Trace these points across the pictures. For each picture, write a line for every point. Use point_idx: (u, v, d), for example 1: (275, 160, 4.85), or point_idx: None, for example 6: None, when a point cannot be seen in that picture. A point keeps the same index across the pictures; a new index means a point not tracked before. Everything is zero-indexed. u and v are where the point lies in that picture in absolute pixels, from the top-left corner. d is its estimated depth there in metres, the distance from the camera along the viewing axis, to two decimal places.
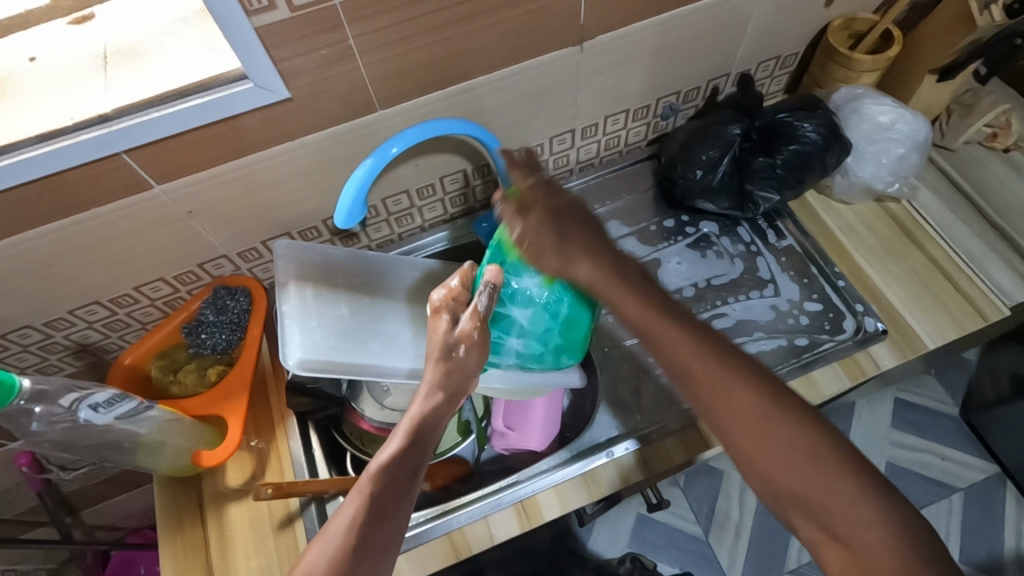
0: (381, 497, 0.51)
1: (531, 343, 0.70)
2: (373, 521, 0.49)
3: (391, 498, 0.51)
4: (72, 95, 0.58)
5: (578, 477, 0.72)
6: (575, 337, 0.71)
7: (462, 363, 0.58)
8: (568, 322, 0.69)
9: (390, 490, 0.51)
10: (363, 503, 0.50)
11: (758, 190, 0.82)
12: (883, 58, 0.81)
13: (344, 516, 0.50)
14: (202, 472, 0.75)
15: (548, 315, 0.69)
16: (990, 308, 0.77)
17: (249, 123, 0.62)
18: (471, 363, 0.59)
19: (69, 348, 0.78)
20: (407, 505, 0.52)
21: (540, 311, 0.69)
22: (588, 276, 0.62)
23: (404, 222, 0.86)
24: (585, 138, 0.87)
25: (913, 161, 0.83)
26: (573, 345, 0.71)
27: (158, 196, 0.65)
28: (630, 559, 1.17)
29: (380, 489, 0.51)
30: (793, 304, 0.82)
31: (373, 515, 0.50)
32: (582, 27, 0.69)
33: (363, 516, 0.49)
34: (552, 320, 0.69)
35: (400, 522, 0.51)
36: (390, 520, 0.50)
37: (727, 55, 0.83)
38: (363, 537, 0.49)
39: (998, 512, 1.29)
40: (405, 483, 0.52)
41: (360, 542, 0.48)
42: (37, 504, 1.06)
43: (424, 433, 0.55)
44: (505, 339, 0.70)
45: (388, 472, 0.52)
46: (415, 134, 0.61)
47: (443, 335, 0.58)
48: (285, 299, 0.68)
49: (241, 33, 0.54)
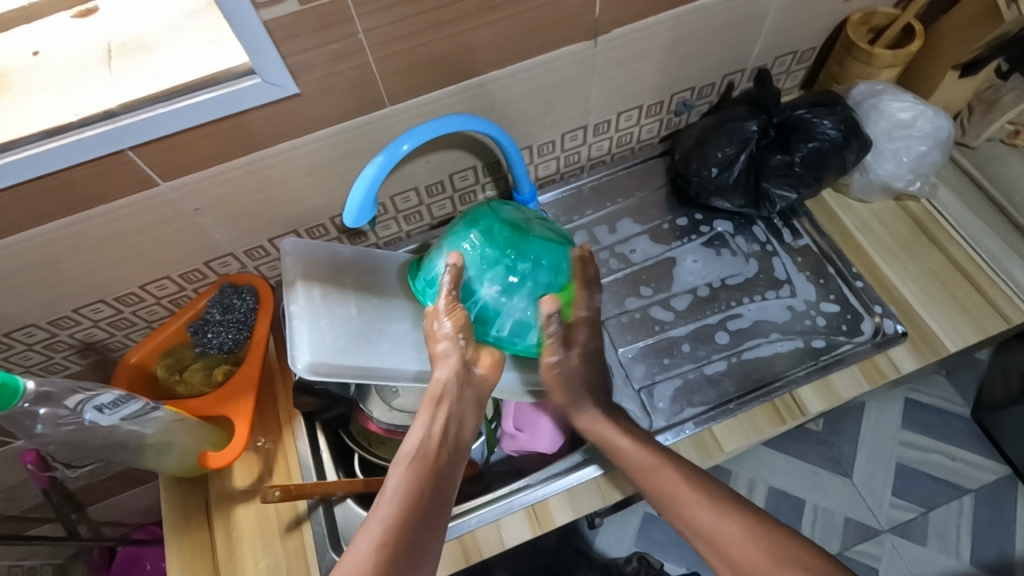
0: (417, 498, 0.50)
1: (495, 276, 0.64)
2: (404, 530, 0.48)
3: (422, 504, 0.50)
4: (77, 90, 0.56)
5: (590, 481, 0.71)
6: (518, 246, 0.65)
7: (473, 362, 0.57)
8: (504, 238, 0.65)
9: (425, 493, 0.51)
10: (398, 510, 0.49)
11: (774, 188, 0.80)
12: (904, 53, 0.79)
13: (370, 531, 0.48)
14: (209, 473, 0.74)
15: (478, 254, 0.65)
16: (1013, 311, 0.75)
17: (257, 118, 0.60)
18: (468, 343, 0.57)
19: (74, 347, 0.77)
20: (443, 503, 0.51)
21: (472, 256, 0.65)
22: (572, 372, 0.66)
23: (413, 219, 0.85)
24: (596, 134, 0.86)
25: (934, 159, 0.81)
26: (538, 256, 0.65)
27: (163, 194, 0.63)
28: (637, 557, 1.17)
29: (408, 497, 0.50)
30: (809, 305, 0.81)
31: (412, 518, 0.49)
32: (597, 21, 0.67)
33: (394, 527, 0.48)
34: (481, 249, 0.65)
35: (434, 528, 0.50)
36: (429, 522, 0.50)
37: (742, 50, 0.81)
38: (395, 548, 0.47)
39: (1009, 514, 1.28)
40: (433, 489, 0.51)
41: (392, 553, 0.47)
42: (42, 501, 1.05)
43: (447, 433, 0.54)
44: (480, 300, 0.64)
45: (413, 480, 0.51)
46: (425, 132, 0.60)
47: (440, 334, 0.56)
48: (293, 299, 0.67)
49: (249, 27, 0.52)
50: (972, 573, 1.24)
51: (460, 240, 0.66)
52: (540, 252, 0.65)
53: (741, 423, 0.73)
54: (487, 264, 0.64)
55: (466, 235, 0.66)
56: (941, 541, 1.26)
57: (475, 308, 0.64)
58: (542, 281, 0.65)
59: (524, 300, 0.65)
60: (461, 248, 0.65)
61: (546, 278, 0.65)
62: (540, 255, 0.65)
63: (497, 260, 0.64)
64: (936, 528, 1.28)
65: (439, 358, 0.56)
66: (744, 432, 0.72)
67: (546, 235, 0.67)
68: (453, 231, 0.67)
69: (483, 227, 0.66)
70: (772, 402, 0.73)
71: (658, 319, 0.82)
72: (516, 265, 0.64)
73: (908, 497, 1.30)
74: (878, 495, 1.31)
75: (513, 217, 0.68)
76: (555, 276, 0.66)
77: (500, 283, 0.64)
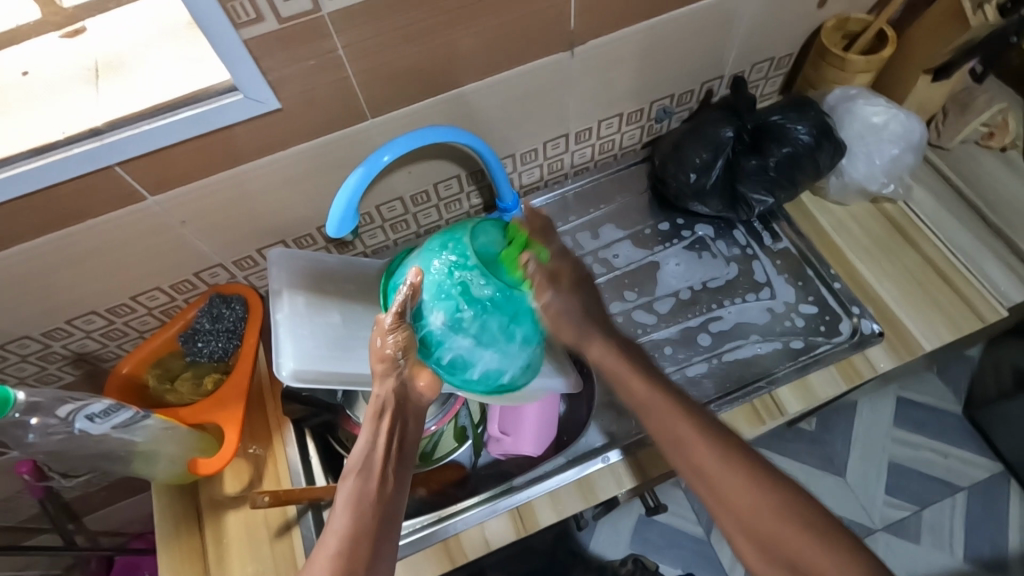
0: (361, 515, 0.50)
1: (450, 308, 0.60)
2: (355, 542, 0.49)
3: (367, 519, 0.50)
4: (64, 108, 0.58)
5: (573, 483, 0.72)
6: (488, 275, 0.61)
7: (412, 381, 0.57)
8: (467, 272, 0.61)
9: (370, 509, 0.51)
10: (343, 526, 0.50)
11: (750, 192, 0.82)
12: (876, 59, 0.81)
13: (322, 545, 0.49)
14: (199, 481, 0.76)
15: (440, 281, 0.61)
16: (987, 309, 0.77)
17: (241, 133, 0.62)
18: (405, 360, 0.56)
19: (67, 358, 0.79)
20: (391, 516, 0.52)
21: (433, 281, 0.61)
22: (599, 353, 0.63)
23: (399, 228, 0.86)
24: (577, 142, 0.87)
25: (907, 162, 0.83)
26: (496, 302, 0.61)
27: (151, 207, 0.65)
28: (631, 560, 1.19)
29: (355, 514, 0.50)
30: (788, 306, 0.82)
31: (356, 534, 0.49)
32: (572, 32, 0.69)
33: (345, 540, 0.49)
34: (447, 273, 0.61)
35: (386, 536, 0.51)
36: (376, 536, 0.50)
37: (717, 58, 0.83)
38: (345, 563, 0.48)
39: (1001, 510, 1.29)
40: (382, 500, 0.52)
41: (345, 568, 0.47)
42: (40, 511, 1.06)
43: (392, 444, 0.55)
44: (428, 327, 0.60)
45: (360, 491, 0.52)
46: (406, 142, 0.62)
47: (376, 351, 0.55)
48: (278, 308, 0.68)
49: (229, 46, 0.54)
50: (966, 569, 1.25)
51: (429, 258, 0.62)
52: (500, 300, 0.61)
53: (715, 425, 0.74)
54: (442, 295, 0.60)
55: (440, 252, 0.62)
56: (935, 539, 1.27)
57: (421, 331, 0.60)
58: (494, 326, 0.61)
59: (472, 338, 0.60)
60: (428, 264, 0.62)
61: (503, 325, 0.61)
62: (500, 298, 0.61)
63: (455, 292, 0.60)
64: (930, 525, 1.28)
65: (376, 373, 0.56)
66: None
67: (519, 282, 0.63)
68: (428, 248, 0.64)
69: (455, 251, 0.62)
70: (751, 403, 0.75)
71: (640, 322, 0.84)
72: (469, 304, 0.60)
73: (901, 495, 1.31)
74: (872, 494, 1.32)
75: (490, 246, 0.64)
76: (512, 324, 0.62)
77: (449, 317, 0.60)
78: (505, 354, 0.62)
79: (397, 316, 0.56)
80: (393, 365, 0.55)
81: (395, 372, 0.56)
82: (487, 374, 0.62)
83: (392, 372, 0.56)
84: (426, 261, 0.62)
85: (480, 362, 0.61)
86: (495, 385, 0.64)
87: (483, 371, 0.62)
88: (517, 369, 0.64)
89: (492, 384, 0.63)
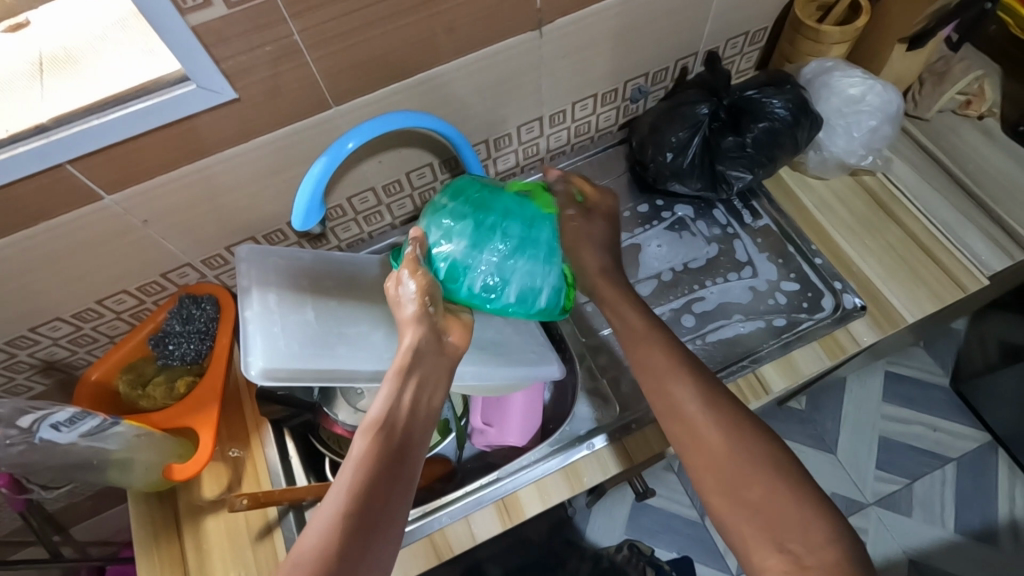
0: (377, 470, 0.49)
1: (464, 237, 0.61)
2: (366, 503, 0.47)
3: (382, 475, 0.49)
4: (7, 105, 0.55)
5: (559, 471, 0.71)
6: (492, 198, 0.63)
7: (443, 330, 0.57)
8: (472, 201, 0.63)
9: (386, 465, 0.49)
10: (356, 479, 0.48)
11: (728, 170, 0.80)
12: (851, 29, 0.79)
13: (331, 502, 0.47)
14: (177, 486, 0.74)
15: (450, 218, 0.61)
16: (968, 280, 0.76)
17: (199, 126, 0.60)
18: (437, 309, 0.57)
19: (36, 366, 0.76)
20: (406, 477, 0.50)
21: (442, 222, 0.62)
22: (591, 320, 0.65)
23: (373, 220, 0.85)
24: (552, 125, 0.86)
25: (885, 134, 0.82)
26: (508, 210, 0.63)
27: (110, 207, 0.63)
28: (627, 545, 1.20)
29: (370, 468, 0.49)
30: (770, 284, 0.81)
31: (370, 489, 0.48)
32: (539, 11, 0.67)
33: (356, 495, 0.47)
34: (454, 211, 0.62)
35: (401, 498, 0.49)
36: (391, 495, 0.48)
37: (692, 33, 0.81)
38: (356, 521, 0.46)
39: (990, 480, 1.30)
40: (399, 456, 0.50)
41: (354, 527, 0.46)
42: (21, 525, 1.04)
43: (416, 401, 0.53)
44: (449, 257, 0.60)
45: (377, 448, 0.50)
46: (371, 128, 0.59)
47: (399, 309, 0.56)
48: (247, 305, 0.64)
49: (177, 35, 0.51)
50: (958, 541, 1.25)
51: (431, 217, 0.63)
52: (509, 209, 0.63)
53: (768, 372, 0.74)
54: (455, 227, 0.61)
55: (440, 205, 0.63)
56: (925, 511, 1.28)
57: (445, 268, 0.60)
58: (517, 236, 0.62)
59: (496, 252, 0.61)
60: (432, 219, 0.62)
61: (520, 233, 0.62)
62: (511, 216, 0.63)
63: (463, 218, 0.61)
64: (921, 498, 1.29)
65: (407, 324, 0.55)
66: (768, 381, 0.74)
67: (519, 193, 0.65)
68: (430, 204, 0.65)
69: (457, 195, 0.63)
70: (736, 383, 0.74)
71: None
72: (484, 220, 0.62)
73: (893, 470, 1.32)
74: (863, 469, 1.32)
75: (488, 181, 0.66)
76: (532, 230, 0.63)
77: (467, 237, 0.61)
78: (535, 264, 0.63)
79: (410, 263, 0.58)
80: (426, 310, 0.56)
81: (428, 320, 0.56)
82: (524, 297, 0.63)
83: (427, 317, 0.56)
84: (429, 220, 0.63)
85: (515, 280, 0.62)
86: (532, 308, 0.64)
87: (520, 291, 0.62)
88: (552, 283, 0.64)
89: (530, 308, 0.64)
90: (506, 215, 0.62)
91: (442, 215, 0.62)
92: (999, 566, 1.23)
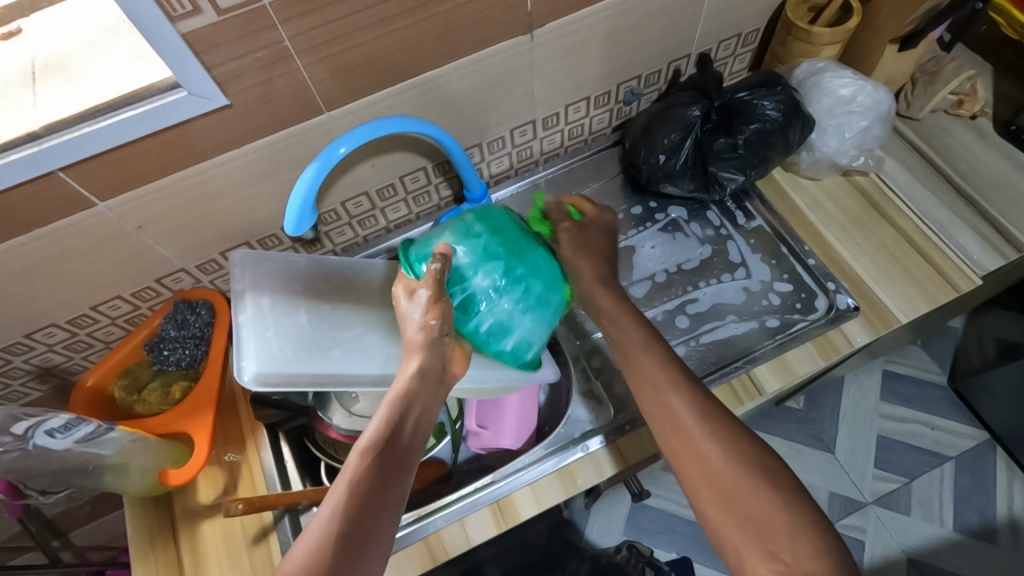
0: (369, 492, 0.49)
1: (492, 278, 0.61)
2: (357, 525, 0.48)
3: (373, 497, 0.49)
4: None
5: (553, 473, 0.72)
6: (526, 250, 0.64)
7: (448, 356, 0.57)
8: (508, 245, 0.63)
9: (378, 488, 0.50)
10: (348, 500, 0.49)
11: (720, 171, 0.81)
12: (842, 31, 0.80)
13: (322, 519, 0.48)
14: (173, 491, 0.74)
15: (484, 255, 0.61)
16: (960, 279, 0.76)
17: (192, 132, 0.60)
18: (446, 331, 0.56)
19: (31, 373, 0.76)
20: (397, 500, 0.51)
21: (474, 253, 0.61)
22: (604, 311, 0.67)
23: (367, 224, 0.85)
24: (546, 128, 0.86)
25: (876, 134, 0.82)
26: (538, 267, 0.64)
27: (103, 213, 0.63)
28: (626, 545, 1.21)
29: (363, 490, 0.49)
30: (764, 285, 0.82)
31: (361, 511, 0.48)
32: (530, 15, 0.67)
33: (347, 515, 0.48)
34: (491, 247, 0.62)
35: (389, 520, 0.50)
36: (380, 517, 0.49)
37: (684, 35, 0.81)
38: (348, 542, 0.47)
39: (988, 478, 1.30)
40: (392, 479, 0.51)
41: (342, 548, 0.47)
42: (20, 530, 1.04)
43: (411, 425, 0.54)
44: (469, 288, 0.61)
45: (372, 470, 0.50)
46: (362, 133, 0.59)
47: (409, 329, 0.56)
48: (240, 310, 0.64)
49: (167, 42, 0.51)
50: (957, 539, 1.25)
51: (464, 239, 0.62)
52: (539, 266, 0.64)
53: (761, 372, 0.74)
54: (485, 263, 0.61)
55: (473, 232, 0.63)
56: (924, 509, 1.28)
57: (461, 298, 0.61)
58: (536, 293, 0.63)
59: (514, 304, 0.62)
60: (463, 242, 0.62)
61: (541, 291, 0.64)
62: (541, 271, 0.64)
63: (496, 259, 0.61)
64: (919, 496, 1.29)
65: (414, 349, 0.55)
66: (761, 382, 0.74)
67: (546, 252, 0.67)
68: (459, 222, 0.63)
69: (492, 232, 0.63)
70: (729, 384, 0.74)
71: None
72: (515, 269, 0.62)
73: (891, 468, 1.32)
74: (862, 468, 1.32)
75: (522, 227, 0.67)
76: (550, 291, 0.64)
77: (494, 279, 0.61)
78: (540, 322, 0.65)
79: (434, 286, 0.55)
80: (433, 335, 0.55)
81: (434, 347, 0.55)
82: (518, 346, 0.65)
83: (434, 344, 0.55)
84: (460, 242, 0.62)
85: (518, 330, 0.63)
86: (521, 357, 0.66)
87: (518, 341, 0.64)
88: (545, 339, 0.67)
89: (519, 356, 0.66)
90: (536, 269, 0.63)
91: (477, 245, 0.62)
92: (997, 563, 1.23)
